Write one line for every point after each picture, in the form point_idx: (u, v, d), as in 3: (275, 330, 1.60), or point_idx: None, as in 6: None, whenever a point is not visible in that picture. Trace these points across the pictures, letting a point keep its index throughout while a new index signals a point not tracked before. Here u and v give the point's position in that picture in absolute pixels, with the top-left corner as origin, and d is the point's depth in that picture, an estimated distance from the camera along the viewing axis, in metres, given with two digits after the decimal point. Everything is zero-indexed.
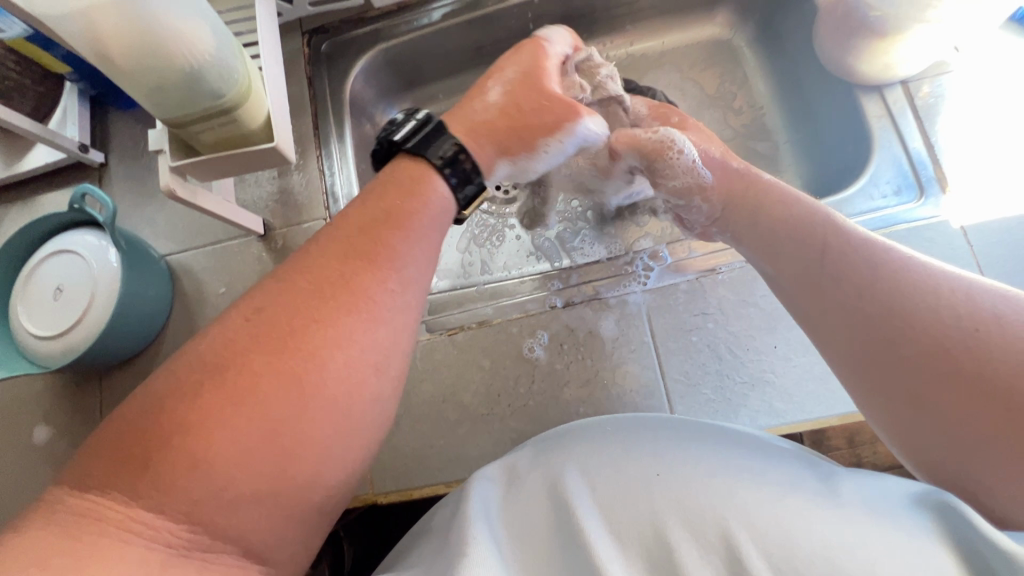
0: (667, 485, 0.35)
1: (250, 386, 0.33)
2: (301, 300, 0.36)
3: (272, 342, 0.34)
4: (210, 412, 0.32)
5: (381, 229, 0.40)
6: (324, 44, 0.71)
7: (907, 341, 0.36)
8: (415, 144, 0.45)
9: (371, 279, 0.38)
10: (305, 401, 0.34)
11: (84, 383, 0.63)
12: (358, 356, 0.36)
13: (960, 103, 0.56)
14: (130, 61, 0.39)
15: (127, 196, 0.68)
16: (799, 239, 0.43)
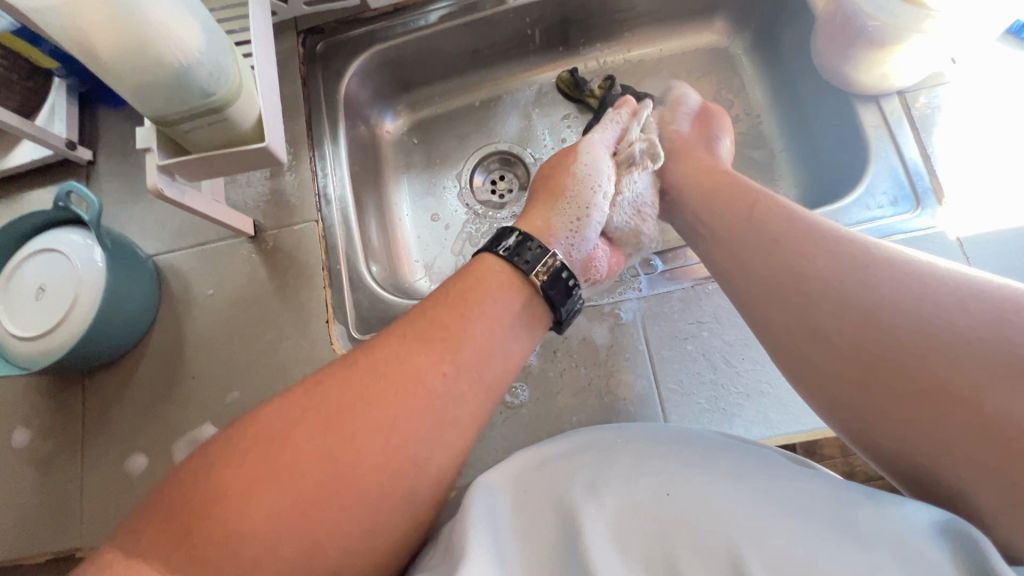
0: (677, 504, 0.34)
1: (301, 453, 0.36)
2: (358, 387, 0.39)
3: (324, 423, 0.37)
4: (253, 485, 0.35)
5: (450, 316, 0.44)
6: (319, 45, 0.70)
7: (907, 361, 0.35)
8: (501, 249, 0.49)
9: (427, 362, 0.41)
10: (341, 485, 0.36)
11: (66, 385, 0.61)
12: (400, 448, 0.38)
13: (955, 114, 0.56)
14: (117, 58, 0.39)
15: (116, 194, 0.67)
16: (801, 290, 0.41)
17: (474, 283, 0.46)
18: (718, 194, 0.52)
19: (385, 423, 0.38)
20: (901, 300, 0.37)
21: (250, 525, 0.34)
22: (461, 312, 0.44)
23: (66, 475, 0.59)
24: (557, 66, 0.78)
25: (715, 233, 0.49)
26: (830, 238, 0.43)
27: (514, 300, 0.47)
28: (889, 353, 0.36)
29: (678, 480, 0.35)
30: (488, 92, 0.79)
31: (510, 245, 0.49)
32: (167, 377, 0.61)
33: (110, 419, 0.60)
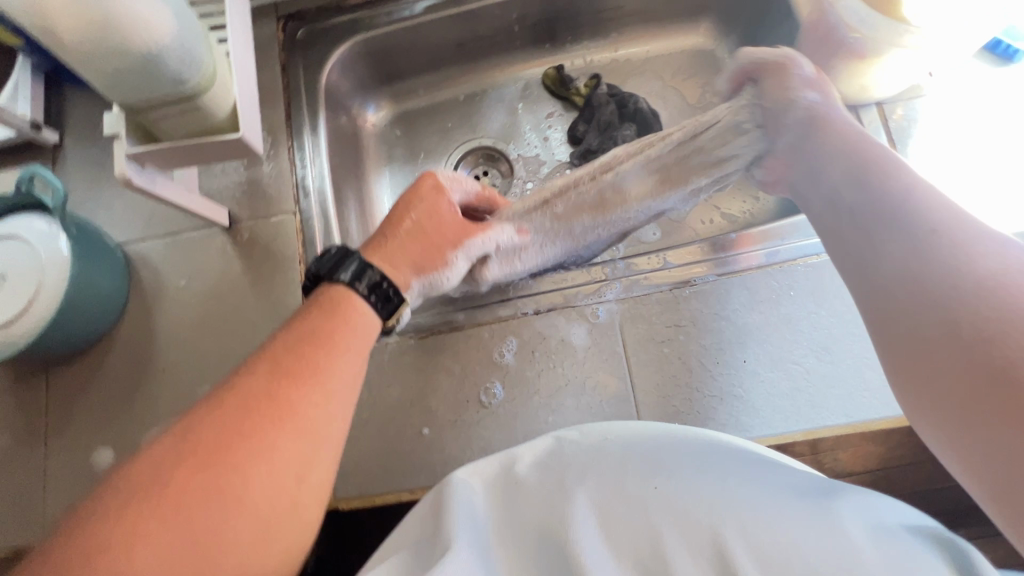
0: (664, 498, 0.36)
1: (180, 503, 0.34)
2: (220, 428, 0.37)
3: (199, 459, 0.36)
4: (134, 527, 0.33)
5: (311, 348, 0.43)
6: (300, 31, 0.68)
7: (933, 327, 0.35)
8: (346, 276, 0.48)
9: (297, 396, 0.40)
10: (233, 518, 0.35)
11: (28, 376, 0.59)
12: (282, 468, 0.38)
13: (931, 127, 0.57)
14: (81, 44, 0.37)
15: (84, 178, 0.64)
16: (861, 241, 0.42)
17: (340, 310, 0.46)
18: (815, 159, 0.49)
19: (251, 463, 0.37)
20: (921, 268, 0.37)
21: (149, 569, 0.32)
22: (329, 340, 0.44)
23: (29, 467, 0.57)
24: (543, 63, 0.77)
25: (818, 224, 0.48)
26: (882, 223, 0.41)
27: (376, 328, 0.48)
28: (931, 316, 0.36)
29: (663, 474, 0.37)
30: (472, 86, 0.78)
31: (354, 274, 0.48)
32: (137, 369, 0.59)
33: (76, 411, 0.58)
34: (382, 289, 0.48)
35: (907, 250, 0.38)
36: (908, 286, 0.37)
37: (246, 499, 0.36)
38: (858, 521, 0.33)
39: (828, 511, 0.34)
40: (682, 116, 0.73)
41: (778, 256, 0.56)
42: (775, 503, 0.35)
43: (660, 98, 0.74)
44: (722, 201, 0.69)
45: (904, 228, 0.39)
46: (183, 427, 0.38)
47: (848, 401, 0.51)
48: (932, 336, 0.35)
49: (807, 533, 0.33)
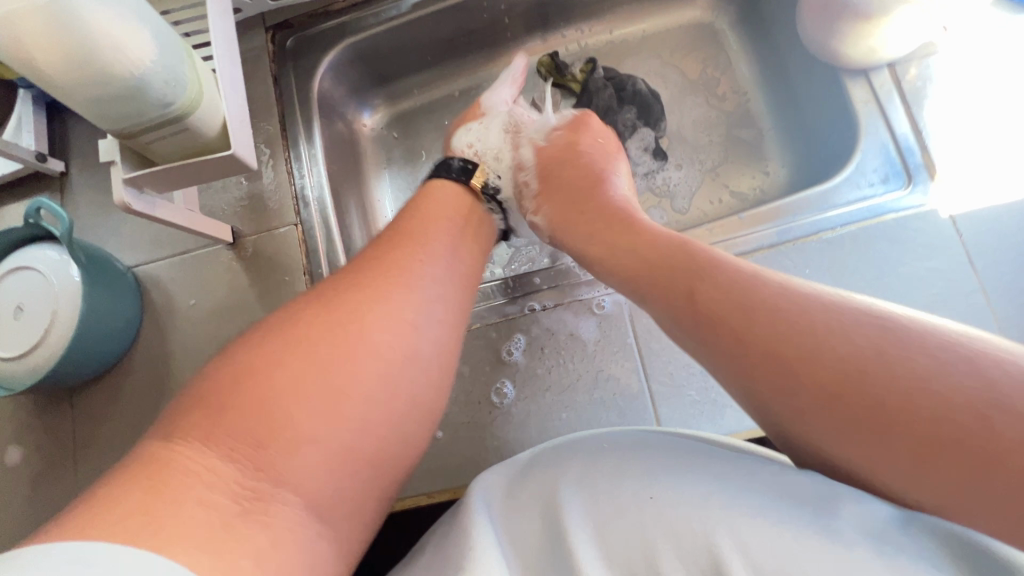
0: (658, 511, 0.34)
1: (292, 368, 0.36)
2: (332, 306, 0.41)
3: (301, 341, 0.38)
4: (201, 430, 0.33)
5: (397, 247, 0.47)
6: (289, 41, 0.68)
7: (868, 392, 0.31)
8: (453, 169, 0.57)
9: (386, 289, 0.43)
10: (340, 392, 0.37)
11: (54, 402, 0.61)
12: (386, 350, 0.40)
13: (948, 85, 0.54)
14: (64, 74, 0.37)
15: (91, 204, 0.65)
16: (737, 317, 0.35)
17: (415, 228, 0.49)
18: (622, 235, 0.47)
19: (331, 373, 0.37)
20: (847, 325, 0.33)
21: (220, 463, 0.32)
22: (405, 258, 0.46)
23: (61, 490, 0.59)
24: (537, 51, 0.75)
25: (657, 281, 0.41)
26: (800, 292, 0.35)
27: (455, 232, 0.52)
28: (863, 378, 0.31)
29: (657, 485, 0.35)
30: (466, 81, 0.76)
31: (456, 167, 0.58)
32: (155, 389, 0.61)
33: (101, 434, 0.60)
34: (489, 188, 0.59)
35: (831, 312, 0.33)
36: (767, 346, 0.34)
37: (339, 392, 0.37)
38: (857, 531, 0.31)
39: (824, 522, 0.32)
40: (684, 93, 0.71)
41: (791, 233, 0.54)
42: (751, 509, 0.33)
43: (659, 77, 0.72)
44: (730, 178, 0.66)
45: (814, 307, 0.34)
46: (273, 324, 0.40)
47: None
48: (889, 401, 0.30)
49: (805, 541, 0.31)
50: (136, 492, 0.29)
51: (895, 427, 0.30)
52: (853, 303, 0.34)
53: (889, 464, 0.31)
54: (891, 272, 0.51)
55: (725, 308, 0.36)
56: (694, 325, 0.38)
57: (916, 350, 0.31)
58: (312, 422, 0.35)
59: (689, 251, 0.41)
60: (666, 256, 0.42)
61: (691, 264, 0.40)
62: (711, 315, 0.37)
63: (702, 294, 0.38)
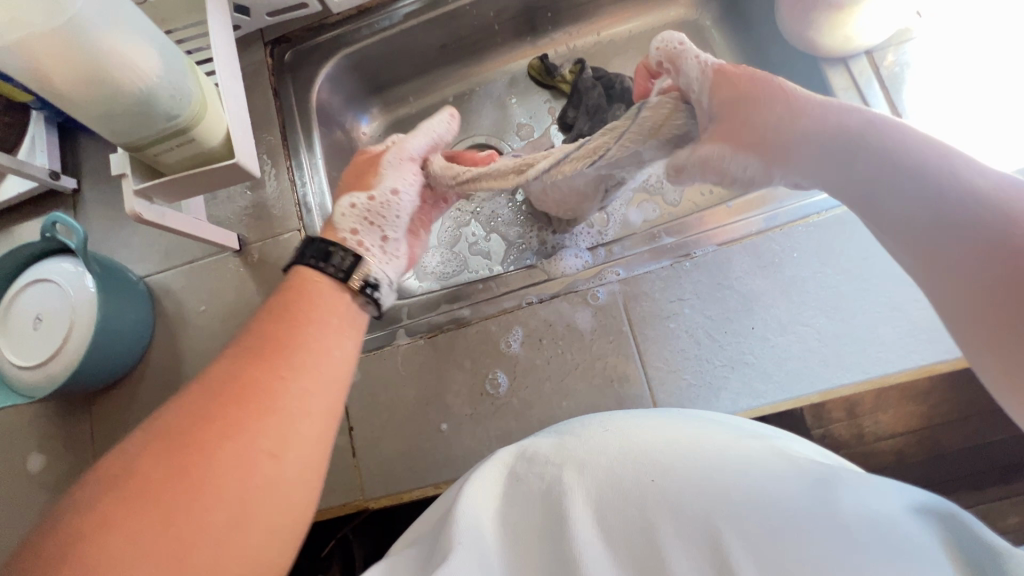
0: (664, 491, 0.35)
1: (165, 470, 0.35)
2: (223, 394, 0.39)
3: (186, 435, 0.36)
4: (127, 501, 0.33)
5: (275, 322, 0.44)
6: (288, 54, 0.71)
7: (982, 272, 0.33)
8: (309, 258, 0.48)
9: (269, 373, 0.40)
10: (209, 500, 0.35)
11: (72, 409, 0.63)
12: (273, 438, 0.38)
13: (925, 68, 0.56)
14: (77, 92, 0.40)
15: (103, 218, 0.68)
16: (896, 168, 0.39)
17: (300, 298, 0.46)
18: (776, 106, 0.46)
19: (263, 449, 0.38)
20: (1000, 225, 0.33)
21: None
22: (290, 343, 0.43)
23: None
24: (527, 54, 0.77)
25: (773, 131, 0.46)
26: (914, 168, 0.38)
27: (357, 315, 0.48)
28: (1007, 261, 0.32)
29: (661, 467, 0.36)
30: (460, 86, 0.79)
31: (319, 254, 0.48)
32: (169, 393, 0.63)
33: (118, 438, 0.62)
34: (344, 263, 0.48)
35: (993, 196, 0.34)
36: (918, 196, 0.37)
37: (229, 496, 0.35)
38: (862, 514, 0.32)
39: (829, 507, 0.32)
40: None
41: (777, 219, 0.55)
42: (767, 494, 0.33)
43: None
44: None
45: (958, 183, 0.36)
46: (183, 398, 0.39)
47: (863, 357, 0.51)
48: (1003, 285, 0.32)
49: (825, 544, 0.30)
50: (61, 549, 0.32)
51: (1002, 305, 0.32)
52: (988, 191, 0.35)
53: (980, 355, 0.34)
54: (877, 251, 0.52)
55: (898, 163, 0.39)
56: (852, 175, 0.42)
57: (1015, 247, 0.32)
58: (205, 499, 0.35)
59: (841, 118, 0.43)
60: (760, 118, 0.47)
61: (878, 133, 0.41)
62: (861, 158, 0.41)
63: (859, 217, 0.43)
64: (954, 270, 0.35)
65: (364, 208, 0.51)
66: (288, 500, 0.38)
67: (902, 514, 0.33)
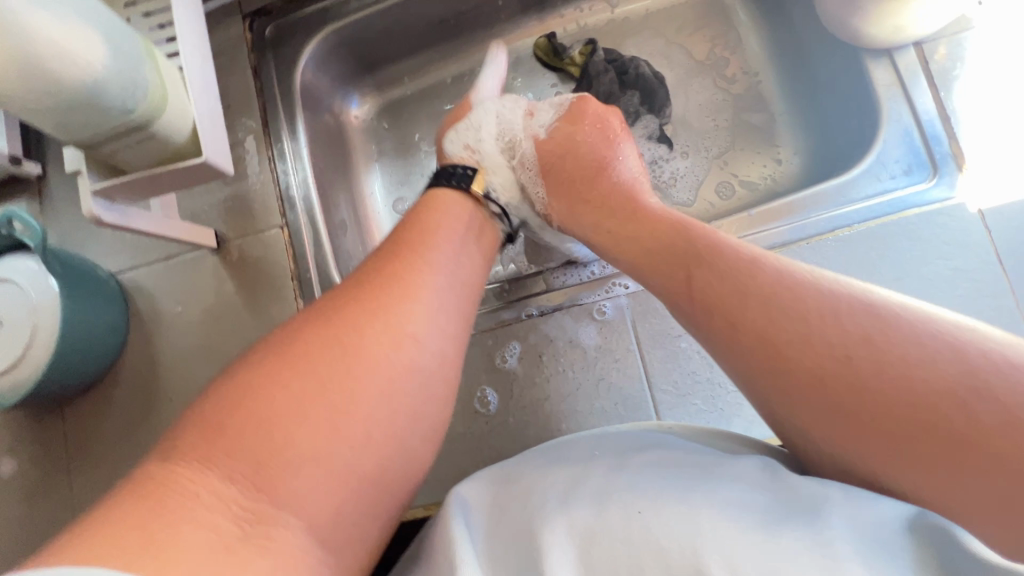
0: (652, 528, 0.32)
1: (278, 403, 0.33)
2: (307, 344, 0.36)
3: (298, 365, 0.35)
4: (235, 448, 0.31)
5: (383, 282, 0.41)
6: (269, 29, 0.64)
7: (889, 413, 0.30)
8: (450, 181, 0.52)
9: (371, 322, 0.38)
10: (332, 437, 0.33)
11: (44, 413, 0.60)
12: (374, 376, 0.36)
13: (979, 65, 0.50)
14: (9, 87, 0.34)
15: (71, 208, 0.63)
16: (760, 301, 0.36)
17: (397, 258, 0.43)
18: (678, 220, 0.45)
19: (339, 408, 0.34)
20: (875, 339, 0.32)
21: (201, 519, 0.28)
22: (388, 283, 0.41)
23: (56, 503, 0.58)
24: (533, 32, 0.70)
25: (694, 296, 0.40)
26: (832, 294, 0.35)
27: (457, 230, 0.48)
28: (902, 381, 0.30)
29: (649, 497, 0.33)
30: (459, 67, 0.72)
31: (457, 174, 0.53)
32: (145, 399, 0.59)
33: (92, 446, 0.59)
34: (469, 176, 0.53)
35: (864, 319, 0.33)
36: (800, 340, 0.34)
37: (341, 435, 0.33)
38: (850, 542, 0.29)
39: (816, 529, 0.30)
40: (690, 76, 0.66)
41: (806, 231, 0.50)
42: (759, 526, 0.30)
43: (664, 58, 0.67)
44: (739, 168, 0.62)
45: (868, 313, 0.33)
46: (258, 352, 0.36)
47: None
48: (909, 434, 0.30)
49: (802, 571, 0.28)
50: (130, 510, 0.28)
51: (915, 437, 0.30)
52: (893, 317, 0.33)
53: (910, 479, 0.30)
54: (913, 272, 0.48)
55: (766, 293, 0.37)
56: (746, 333, 0.36)
57: (913, 358, 0.31)
58: (330, 443, 0.33)
59: (727, 256, 0.40)
60: (668, 232, 0.44)
61: (727, 278, 0.39)
62: (708, 299, 0.39)
63: (703, 294, 0.39)
64: (796, 372, 0.33)
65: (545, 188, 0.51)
66: (383, 430, 0.35)
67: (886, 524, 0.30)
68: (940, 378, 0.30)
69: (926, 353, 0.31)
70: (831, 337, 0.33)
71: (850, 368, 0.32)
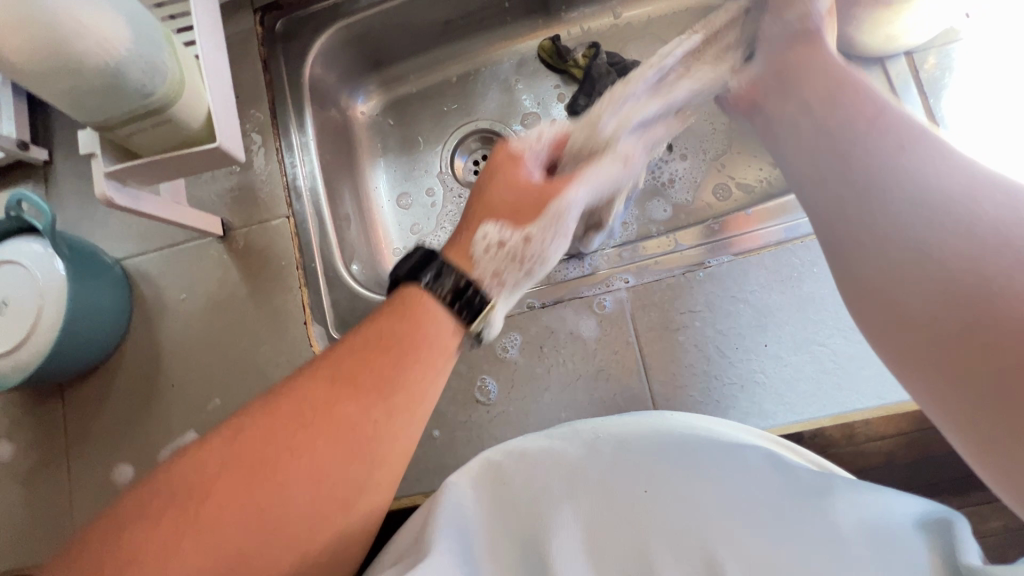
0: (654, 503, 0.36)
1: (224, 507, 0.35)
2: (282, 416, 0.38)
3: (257, 454, 0.36)
4: (175, 535, 0.34)
5: (373, 353, 0.41)
6: (279, 23, 0.65)
7: (916, 279, 0.33)
8: (424, 279, 0.43)
9: (355, 410, 0.39)
10: (283, 494, 0.36)
11: (44, 397, 0.60)
12: (327, 457, 0.37)
13: (967, 75, 0.52)
14: (37, 69, 0.35)
15: (77, 194, 0.63)
16: (836, 141, 0.39)
17: (396, 317, 0.42)
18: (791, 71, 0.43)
19: (286, 488, 0.36)
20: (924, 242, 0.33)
21: None
22: (383, 361, 0.40)
23: (53, 487, 0.58)
24: (538, 34, 0.72)
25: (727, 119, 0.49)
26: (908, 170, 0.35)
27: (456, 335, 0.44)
28: (917, 253, 0.33)
29: (654, 476, 0.36)
30: (464, 66, 0.73)
31: (430, 278, 0.43)
32: (146, 384, 0.59)
33: (91, 430, 0.59)
34: (472, 302, 0.44)
35: (898, 192, 0.35)
36: (849, 196, 0.37)
37: (283, 499, 0.36)
38: (854, 521, 0.32)
39: (821, 509, 0.33)
40: None
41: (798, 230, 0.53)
42: (766, 505, 0.34)
43: None
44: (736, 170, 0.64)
45: (886, 160, 0.36)
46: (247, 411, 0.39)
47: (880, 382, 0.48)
48: (921, 285, 0.33)
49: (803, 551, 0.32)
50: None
51: (977, 356, 0.30)
52: (901, 171, 0.35)
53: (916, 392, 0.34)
54: None
55: (870, 118, 0.38)
56: (805, 143, 0.41)
57: (935, 215, 0.33)
58: (271, 512, 0.35)
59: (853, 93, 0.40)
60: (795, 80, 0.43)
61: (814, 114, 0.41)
62: (782, 121, 0.43)
63: (792, 73, 0.44)
64: (819, 180, 0.39)
65: (511, 247, 0.46)
66: (331, 492, 0.37)
67: (887, 518, 0.33)
68: (954, 245, 0.32)
69: (916, 230, 0.34)
70: (918, 213, 0.34)
71: (867, 215, 0.36)
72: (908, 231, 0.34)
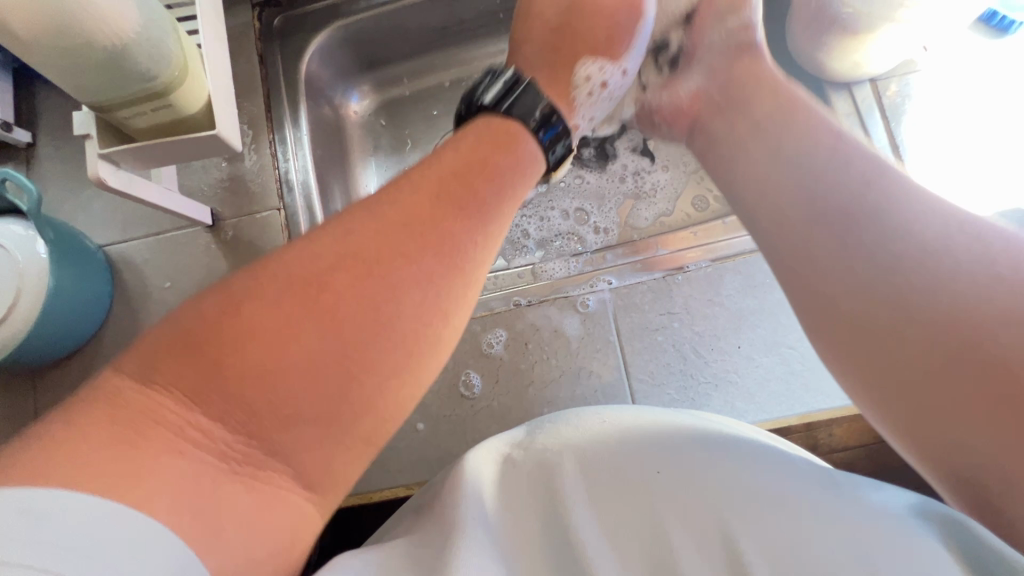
0: (668, 485, 0.33)
1: (338, 302, 0.31)
2: (372, 233, 0.33)
3: (354, 269, 0.32)
4: (241, 363, 0.29)
5: (471, 176, 0.38)
6: (277, 19, 0.66)
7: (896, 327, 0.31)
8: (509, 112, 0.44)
9: (457, 228, 0.35)
10: (375, 351, 0.31)
11: (15, 383, 0.59)
12: (420, 326, 0.32)
13: (924, 103, 0.56)
14: (41, 46, 0.36)
15: (60, 177, 0.62)
16: (808, 196, 0.36)
17: (494, 149, 0.42)
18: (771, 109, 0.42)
19: (370, 321, 0.31)
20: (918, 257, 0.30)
21: (195, 461, 0.27)
22: (491, 175, 0.40)
23: None
24: None
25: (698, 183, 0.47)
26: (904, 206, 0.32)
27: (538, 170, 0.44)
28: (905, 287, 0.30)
29: (666, 457, 0.34)
30: (457, 71, 0.75)
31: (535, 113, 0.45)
32: None
33: None
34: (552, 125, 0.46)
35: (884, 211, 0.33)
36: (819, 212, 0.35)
37: (359, 383, 0.31)
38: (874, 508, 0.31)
39: (843, 498, 0.32)
40: None
41: None
42: (784, 491, 0.32)
43: None
44: None
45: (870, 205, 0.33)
46: (339, 221, 0.34)
47: None
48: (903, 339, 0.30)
49: (828, 536, 0.30)
50: (112, 446, 0.26)
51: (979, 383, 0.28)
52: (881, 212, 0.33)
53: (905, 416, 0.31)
54: None
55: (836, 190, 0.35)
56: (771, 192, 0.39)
57: (918, 246, 0.31)
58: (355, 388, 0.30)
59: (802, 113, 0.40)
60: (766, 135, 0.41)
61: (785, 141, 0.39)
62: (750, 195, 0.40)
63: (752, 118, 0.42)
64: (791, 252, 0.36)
65: None
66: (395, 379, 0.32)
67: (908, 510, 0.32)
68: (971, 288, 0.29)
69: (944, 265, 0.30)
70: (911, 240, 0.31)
71: (841, 241, 0.34)
72: (895, 256, 0.31)
